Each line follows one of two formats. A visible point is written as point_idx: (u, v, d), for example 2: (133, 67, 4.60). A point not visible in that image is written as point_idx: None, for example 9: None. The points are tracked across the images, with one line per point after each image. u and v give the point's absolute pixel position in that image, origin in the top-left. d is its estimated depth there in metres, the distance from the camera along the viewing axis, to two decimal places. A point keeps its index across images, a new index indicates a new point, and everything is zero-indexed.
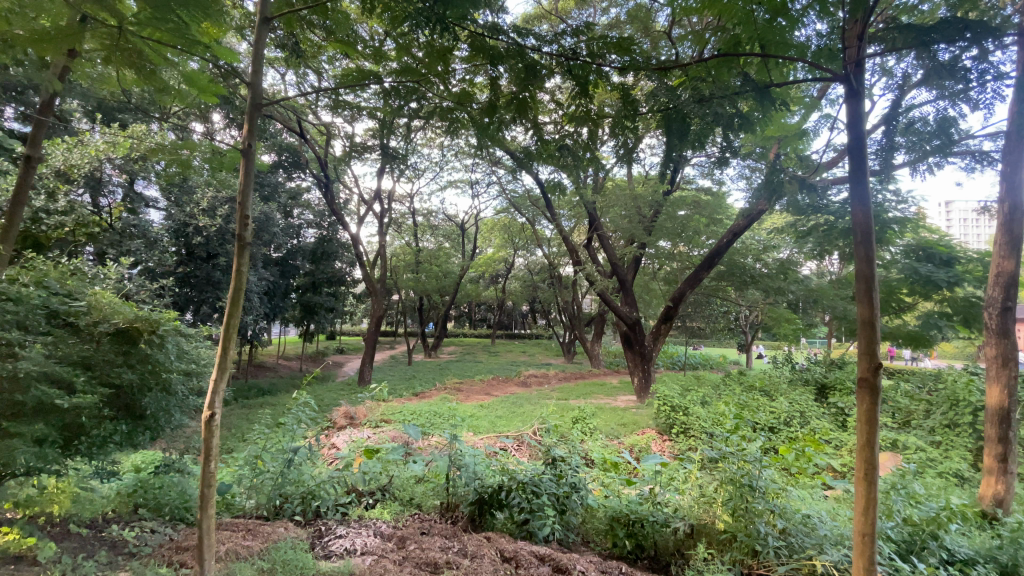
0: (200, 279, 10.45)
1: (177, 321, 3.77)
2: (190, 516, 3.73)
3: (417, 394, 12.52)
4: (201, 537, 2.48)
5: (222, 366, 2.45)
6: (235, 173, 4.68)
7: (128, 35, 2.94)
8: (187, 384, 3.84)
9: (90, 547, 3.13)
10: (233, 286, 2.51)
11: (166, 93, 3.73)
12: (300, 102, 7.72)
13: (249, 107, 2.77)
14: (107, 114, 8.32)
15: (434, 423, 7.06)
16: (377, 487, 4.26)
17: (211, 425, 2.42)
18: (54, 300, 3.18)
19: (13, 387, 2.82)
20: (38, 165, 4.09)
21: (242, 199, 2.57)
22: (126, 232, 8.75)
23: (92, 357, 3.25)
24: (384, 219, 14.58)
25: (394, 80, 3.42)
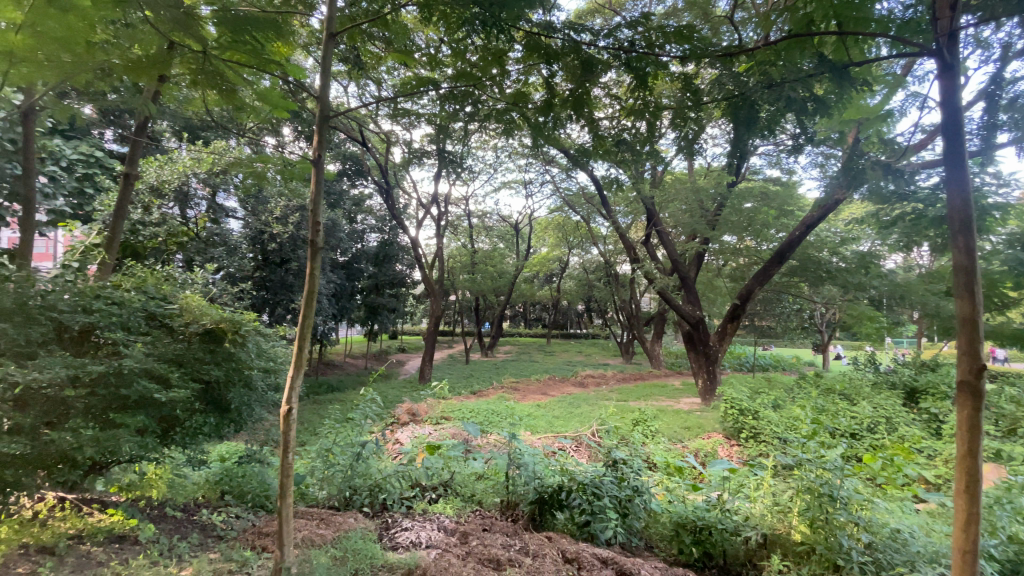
0: (275, 282, 11.15)
1: (255, 322, 4.04)
2: (269, 504, 3.99)
3: (475, 392, 12.73)
4: (281, 524, 2.64)
5: (298, 363, 2.61)
6: (305, 182, 4.96)
7: (211, 58, 3.22)
8: (266, 380, 4.11)
9: (183, 530, 3.44)
10: (307, 287, 2.66)
11: (243, 111, 4.02)
12: (362, 112, 8.08)
13: (317, 119, 2.91)
14: (192, 132, 9.09)
15: (494, 421, 7.14)
16: (439, 482, 4.38)
17: (289, 418, 2.59)
18: (151, 303, 3.51)
19: (119, 382, 3.13)
20: (134, 182, 4.55)
21: (314, 206, 2.73)
22: (210, 240, 9.51)
23: (184, 356, 3.55)
24: (441, 221, 14.94)
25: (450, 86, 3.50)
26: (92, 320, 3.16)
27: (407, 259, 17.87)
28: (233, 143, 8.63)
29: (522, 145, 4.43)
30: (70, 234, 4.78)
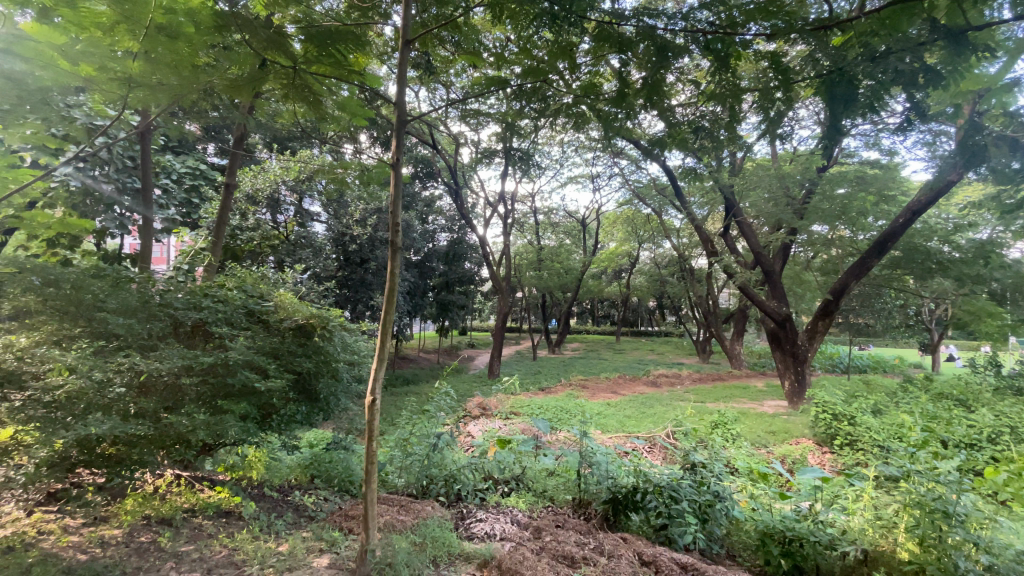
0: (355, 281, 11.81)
1: (341, 318, 4.30)
2: (353, 489, 4.25)
3: (544, 389, 12.76)
4: (366, 507, 2.78)
5: (381, 356, 2.77)
6: (382, 185, 5.22)
7: (300, 73, 3.45)
8: (351, 372, 4.33)
9: (279, 508, 3.77)
10: (388, 284, 2.80)
11: (327, 121, 4.28)
12: (434, 115, 8.35)
13: (395, 124, 3.04)
14: (281, 143, 9.85)
15: (564, 418, 7.11)
16: (511, 476, 4.42)
17: (373, 408, 2.74)
18: (250, 301, 3.86)
19: (226, 371, 3.45)
20: (233, 191, 5.01)
21: (393, 208, 2.87)
22: (297, 243, 10.10)
23: (279, 349, 3.86)
24: (508, 219, 15.08)
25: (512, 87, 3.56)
26: (201, 316, 3.54)
27: (476, 257, 18.24)
28: (316, 151, 9.24)
29: (590, 138, 4.37)
30: (181, 240, 5.35)
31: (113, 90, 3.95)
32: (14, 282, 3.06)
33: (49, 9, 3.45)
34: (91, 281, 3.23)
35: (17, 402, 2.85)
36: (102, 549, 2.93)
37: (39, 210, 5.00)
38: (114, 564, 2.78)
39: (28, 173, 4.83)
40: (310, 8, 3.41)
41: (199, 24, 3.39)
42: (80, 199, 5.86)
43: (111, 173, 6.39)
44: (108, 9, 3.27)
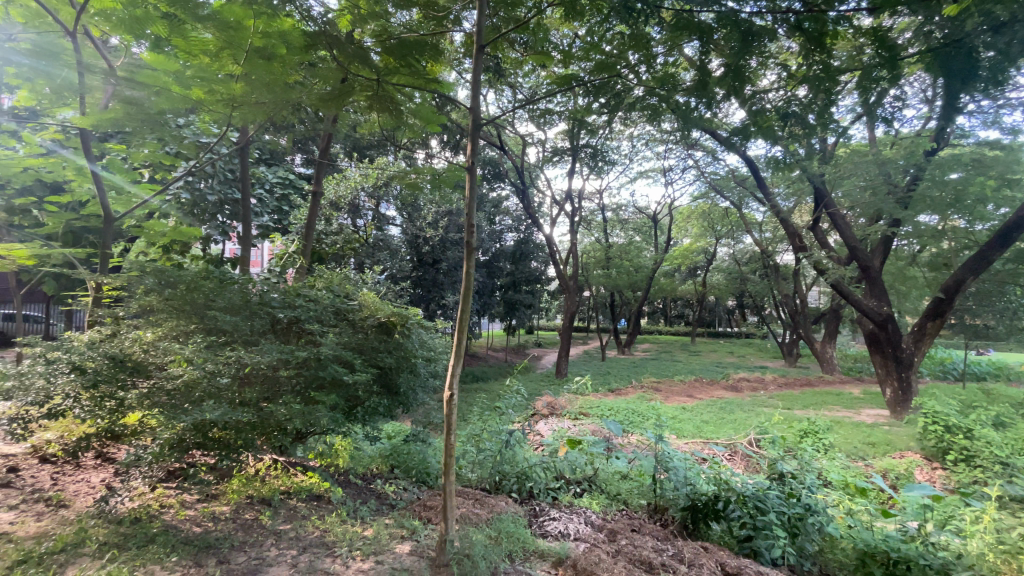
0: (427, 281, 12.21)
1: (418, 316, 4.49)
2: (430, 481, 4.43)
3: (615, 391, 12.50)
4: (446, 500, 2.88)
5: (458, 352, 2.88)
6: (455, 188, 5.36)
7: (384, 84, 3.58)
8: (428, 368, 4.49)
9: (363, 496, 4.02)
10: (464, 282, 2.88)
11: (405, 129, 4.49)
12: (504, 116, 8.47)
13: (470, 129, 3.12)
14: (359, 152, 10.43)
15: (638, 422, 6.92)
16: (583, 477, 4.40)
17: (451, 403, 2.86)
18: (337, 300, 4.14)
19: (317, 365, 3.71)
20: (320, 199, 5.37)
21: (468, 210, 2.96)
22: (376, 245, 10.71)
23: (363, 345, 4.10)
24: (575, 217, 14.92)
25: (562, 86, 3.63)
26: (295, 314, 3.84)
27: (543, 256, 18.25)
28: (392, 157, 9.68)
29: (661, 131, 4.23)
30: (274, 245, 5.83)
31: (219, 110, 4.40)
32: (142, 284, 3.52)
33: (162, 39, 4.13)
34: (202, 282, 3.62)
35: (146, 389, 3.27)
36: (213, 523, 3.27)
37: (158, 220, 5.67)
38: (225, 538, 3.10)
39: (150, 188, 5.50)
40: (387, 21, 3.60)
41: (290, 44, 3.76)
42: (191, 209, 6.56)
43: (215, 185, 7.10)
44: (214, 36, 3.75)
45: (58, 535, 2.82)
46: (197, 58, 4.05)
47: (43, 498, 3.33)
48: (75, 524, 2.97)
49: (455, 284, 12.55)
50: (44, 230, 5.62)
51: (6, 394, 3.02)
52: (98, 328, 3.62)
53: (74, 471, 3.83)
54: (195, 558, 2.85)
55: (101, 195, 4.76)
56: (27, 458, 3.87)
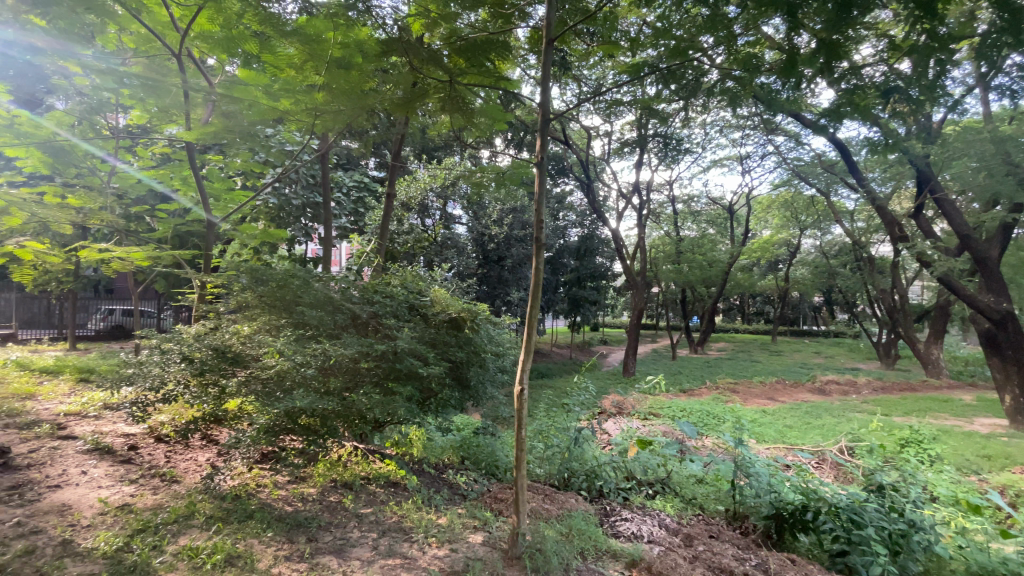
0: (493, 278, 12.36)
1: (487, 312, 4.58)
2: (498, 474, 4.53)
3: (687, 391, 12.01)
4: (517, 493, 2.90)
5: (528, 348, 2.92)
6: (522, 184, 5.39)
7: (455, 85, 3.65)
8: (497, 363, 4.57)
9: (436, 485, 4.18)
10: (534, 278, 2.92)
11: (473, 130, 4.58)
12: (571, 110, 8.40)
13: (540, 123, 3.16)
14: (428, 153, 10.77)
15: (713, 424, 6.62)
16: (655, 478, 4.29)
17: (522, 398, 2.91)
18: (411, 296, 4.29)
19: (394, 358, 3.88)
20: (392, 200, 5.60)
21: (537, 206, 3.00)
22: (444, 244, 11.01)
23: (436, 339, 4.23)
24: (643, 210, 14.46)
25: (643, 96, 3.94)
26: (373, 309, 4.03)
27: (609, 251, 17.86)
28: (459, 157, 9.90)
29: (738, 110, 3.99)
30: (352, 245, 6.17)
31: (303, 119, 4.72)
32: (239, 283, 3.87)
33: (252, 56, 4.51)
34: (290, 279, 3.91)
35: (242, 378, 3.58)
36: (302, 503, 3.53)
37: (250, 224, 6.20)
38: (313, 517, 3.34)
39: (243, 194, 6.01)
40: (455, 23, 3.68)
41: (365, 53, 4.03)
42: (277, 213, 7.09)
43: (299, 191, 7.65)
44: (297, 50, 4.08)
45: (171, 508, 3.17)
46: (283, 73, 4.39)
47: (159, 474, 3.75)
48: (185, 499, 3.32)
49: (521, 281, 12.63)
50: (156, 234, 6.32)
51: (130, 379, 3.54)
52: (201, 323, 4.02)
53: (183, 451, 4.27)
54: (287, 534, 3.09)
55: (204, 202, 5.30)
56: (145, 437, 4.38)
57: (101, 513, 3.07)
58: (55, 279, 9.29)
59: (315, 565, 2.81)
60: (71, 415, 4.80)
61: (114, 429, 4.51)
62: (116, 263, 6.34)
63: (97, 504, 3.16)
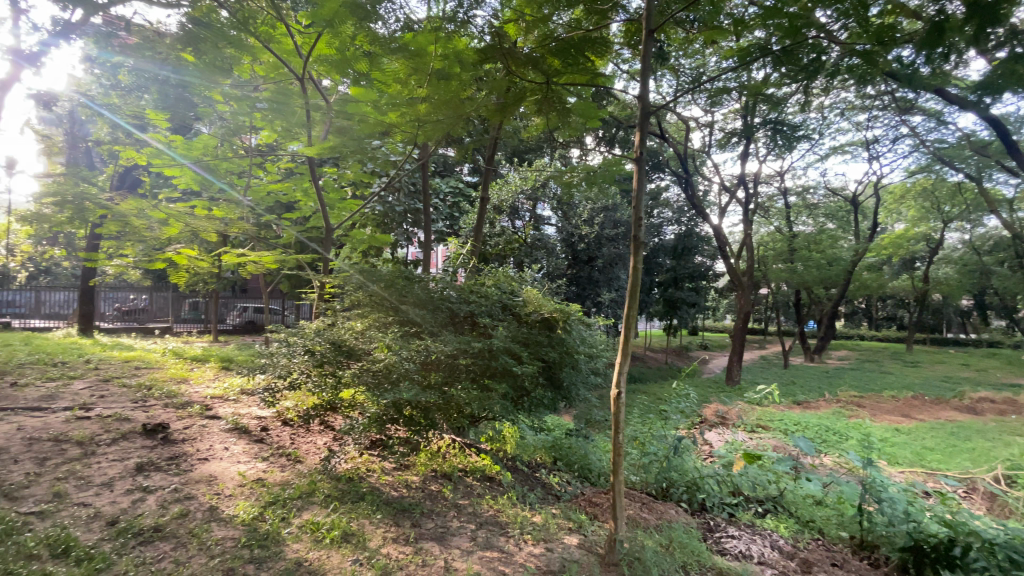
0: (584, 278, 12.17)
1: (579, 312, 4.54)
2: (592, 478, 4.50)
3: (799, 403, 10.95)
4: (614, 498, 2.84)
5: (626, 351, 2.90)
6: (618, 181, 5.27)
7: (551, 87, 3.68)
8: (589, 364, 4.52)
9: (531, 484, 4.24)
10: (632, 276, 2.95)
11: (565, 129, 4.57)
12: (671, 102, 8.05)
13: (640, 116, 3.14)
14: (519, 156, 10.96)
15: (834, 442, 5.96)
16: (765, 496, 3.97)
17: (619, 402, 2.88)
18: (504, 296, 4.37)
19: (490, 356, 3.98)
20: (487, 202, 5.76)
21: (636, 202, 3.02)
22: (534, 244, 11.09)
23: (529, 338, 4.27)
24: (749, 204, 13.40)
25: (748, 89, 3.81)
26: (470, 308, 4.16)
27: (709, 250, 16.80)
28: (550, 158, 9.92)
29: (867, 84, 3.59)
30: (450, 247, 6.44)
31: (408, 130, 5.00)
32: (351, 283, 4.23)
33: (361, 75, 4.94)
34: (395, 280, 4.20)
35: (355, 369, 3.89)
36: (406, 490, 3.76)
37: (359, 229, 6.75)
38: (416, 503, 3.55)
39: (353, 203, 6.54)
40: (549, 26, 3.70)
41: (463, 63, 4.22)
42: (382, 219, 7.63)
43: (401, 198, 8.22)
44: (402, 64, 4.37)
45: (296, 484, 3.54)
46: (390, 88, 4.73)
47: (286, 453, 4.21)
48: (308, 477, 3.69)
49: (613, 282, 12.33)
50: (282, 241, 7.09)
51: (264, 369, 4.06)
52: (320, 320, 4.44)
53: (305, 434, 4.76)
54: (394, 518, 3.31)
55: (323, 211, 5.87)
56: (274, 421, 4.93)
57: (240, 484, 3.51)
58: (203, 280, 10.75)
59: (419, 550, 2.97)
60: (216, 398, 5.55)
61: (249, 411, 5.14)
62: (250, 266, 7.22)
63: (237, 477, 3.61)
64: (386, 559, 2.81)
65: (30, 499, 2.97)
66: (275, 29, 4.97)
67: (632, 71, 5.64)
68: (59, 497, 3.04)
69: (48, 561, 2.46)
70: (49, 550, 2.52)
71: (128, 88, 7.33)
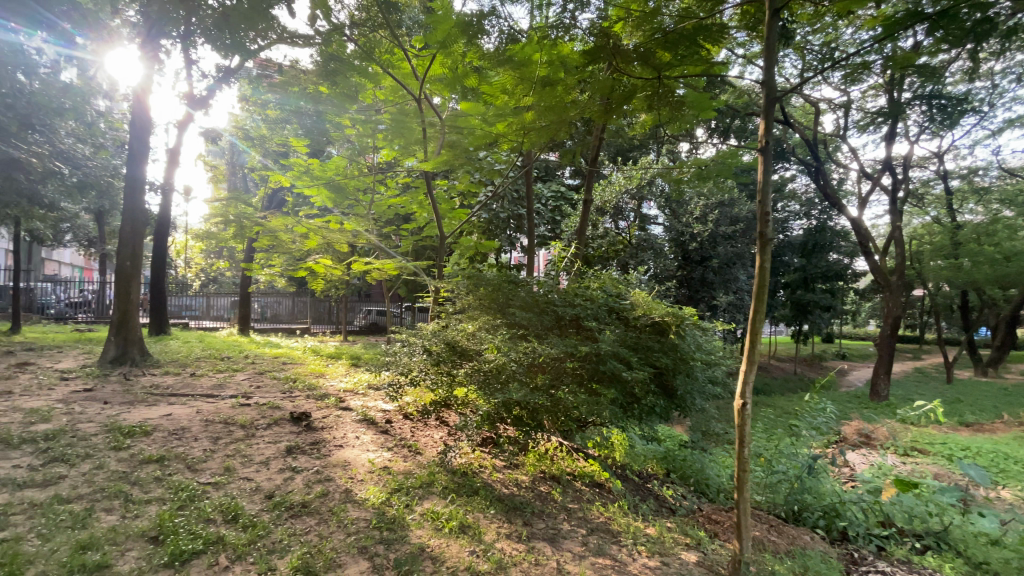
0: (697, 280, 11.46)
1: (694, 317, 4.27)
2: (709, 493, 4.24)
3: (967, 425, 9.24)
4: (738, 516, 2.64)
5: (752, 359, 2.70)
6: (738, 175, 4.90)
7: (662, 80, 3.53)
8: (706, 372, 4.26)
9: (642, 495, 4.12)
10: (758, 278, 2.76)
11: (675, 123, 4.37)
12: (797, 83, 7.29)
13: (764, 102, 2.92)
14: (624, 155, 10.71)
15: (1020, 474, 4.94)
16: (925, 530, 3.40)
17: (744, 413, 2.68)
18: (611, 298, 4.26)
19: (598, 360, 3.93)
20: (592, 203, 5.69)
21: (762, 197, 2.82)
22: (640, 245, 10.71)
23: (639, 343, 4.13)
24: (896, 192, 11.64)
25: (895, 61, 3.37)
26: (575, 311, 4.12)
27: (846, 247, 14.87)
28: (657, 154, 9.53)
29: None
30: (555, 251, 6.48)
31: (515, 139, 5.12)
32: (462, 288, 4.46)
33: (471, 90, 5.17)
34: (502, 284, 4.33)
35: (468, 369, 4.07)
36: (518, 488, 3.85)
37: (467, 236, 7.06)
38: (526, 502, 3.62)
39: (463, 212, 6.84)
40: (658, 19, 3.43)
41: (568, 67, 4.22)
42: (488, 226, 7.89)
43: (505, 205, 8.47)
44: (507, 73, 4.48)
45: (417, 474, 3.81)
46: (497, 100, 4.84)
47: (407, 445, 4.54)
48: (427, 468, 3.96)
49: (729, 283, 11.46)
50: (401, 249, 7.64)
51: (388, 366, 4.42)
52: (435, 322, 4.73)
53: (424, 428, 5.10)
54: (507, 515, 3.40)
55: (436, 221, 6.23)
56: (397, 414, 5.35)
57: (370, 471, 3.86)
58: (335, 286, 12.01)
59: (532, 548, 3.01)
60: (348, 392, 6.18)
61: (376, 405, 5.63)
62: (375, 273, 7.91)
63: (368, 464, 3.99)
64: (501, 554, 2.89)
65: (208, 471, 3.56)
66: (395, 55, 5.42)
67: (749, 55, 5.18)
68: (228, 471, 3.59)
69: (222, 525, 2.91)
70: (222, 516, 2.98)
71: (275, 119, 8.44)
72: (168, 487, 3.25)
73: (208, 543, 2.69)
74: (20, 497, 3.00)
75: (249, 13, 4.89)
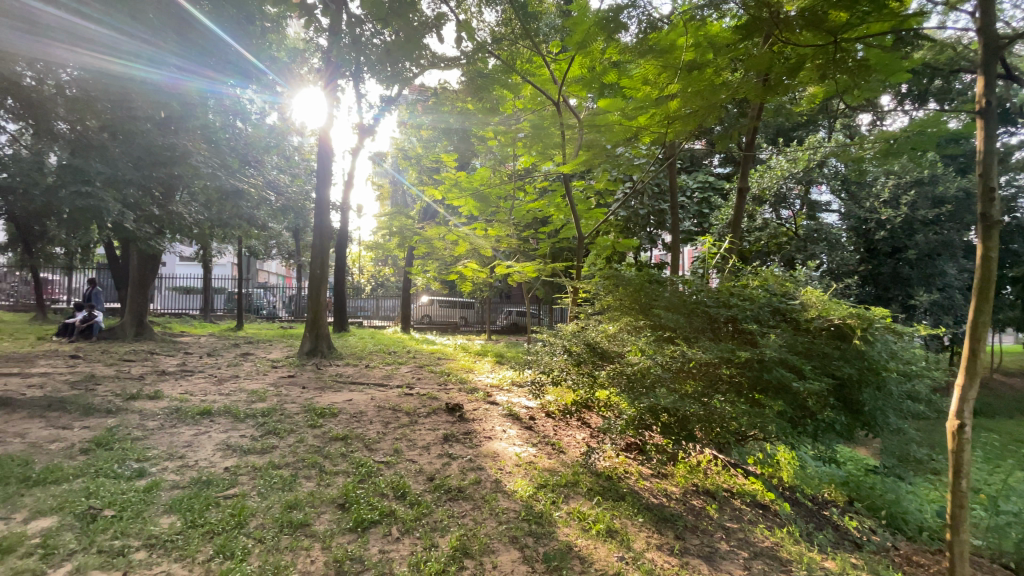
0: (886, 276, 9.68)
1: (886, 319, 3.61)
2: (908, 530, 3.56)
3: None
4: (953, 562, 2.27)
5: (971, 373, 2.21)
6: (943, 147, 4.03)
7: (837, 44, 3.08)
8: (903, 386, 3.57)
9: (817, 522, 3.63)
10: (980, 271, 2.25)
11: (854, 94, 3.78)
12: None
13: (984, 56, 2.37)
14: (786, 136, 9.63)
15: None
16: None
17: (962, 437, 2.19)
18: (775, 299, 3.81)
19: (762, 367, 3.56)
20: (748, 194, 5.19)
21: (984, 171, 2.29)
22: (809, 237, 9.21)
23: (812, 350, 3.62)
24: None
25: None
26: (731, 312, 3.76)
27: None
28: (828, 132, 8.31)
29: None
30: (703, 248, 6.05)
31: (657, 131, 4.88)
32: (602, 288, 4.40)
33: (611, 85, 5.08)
34: (645, 284, 4.18)
35: (610, 369, 3.95)
36: (668, 500, 3.65)
37: (605, 236, 6.95)
38: (679, 515, 3.42)
39: (601, 212, 6.74)
40: None
41: (719, 49, 3.92)
42: (627, 224, 7.66)
43: (645, 201, 8.20)
44: (649, 64, 4.30)
45: (562, 473, 3.85)
46: (638, 93, 4.66)
47: (551, 443, 4.62)
48: (571, 468, 3.98)
49: (932, 279, 9.43)
50: (540, 252, 7.82)
51: (531, 365, 4.54)
52: (575, 322, 4.74)
53: (566, 427, 5.15)
54: (656, 525, 3.24)
55: (574, 222, 6.24)
56: (539, 412, 5.50)
57: (517, 464, 4.01)
58: (483, 288, 12.77)
59: (686, 564, 2.84)
60: (495, 387, 6.53)
61: (520, 401, 5.86)
62: (516, 275, 8.23)
63: (515, 457, 4.15)
64: (651, 565, 2.77)
65: (382, 451, 4.05)
66: (534, 63, 5.63)
67: None
68: (397, 452, 4.04)
69: (393, 499, 3.29)
70: (393, 492, 3.36)
71: (428, 139, 9.34)
72: (351, 462, 3.78)
73: (383, 514, 3.06)
74: (246, 460, 3.76)
75: (407, 44, 5.41)
